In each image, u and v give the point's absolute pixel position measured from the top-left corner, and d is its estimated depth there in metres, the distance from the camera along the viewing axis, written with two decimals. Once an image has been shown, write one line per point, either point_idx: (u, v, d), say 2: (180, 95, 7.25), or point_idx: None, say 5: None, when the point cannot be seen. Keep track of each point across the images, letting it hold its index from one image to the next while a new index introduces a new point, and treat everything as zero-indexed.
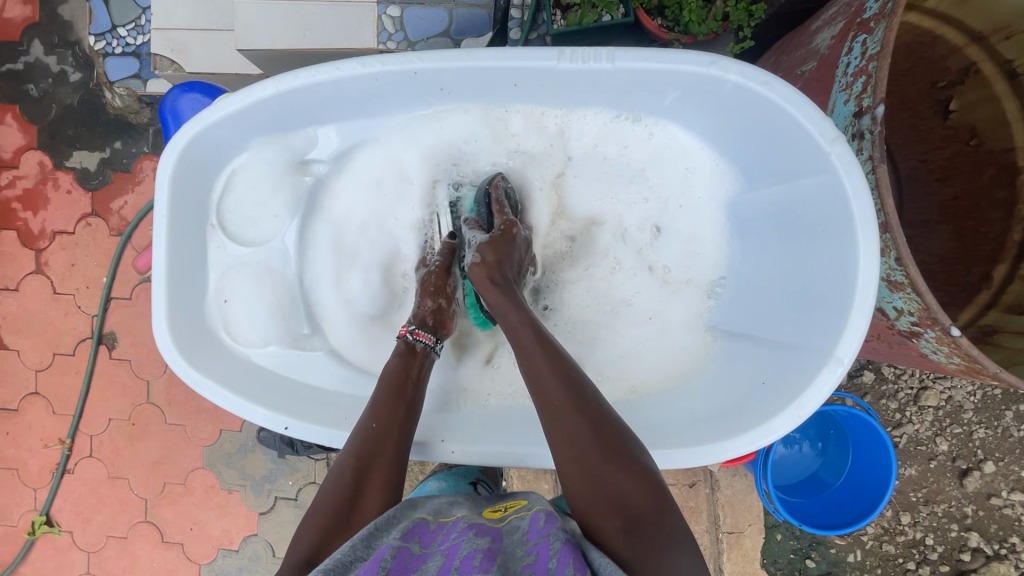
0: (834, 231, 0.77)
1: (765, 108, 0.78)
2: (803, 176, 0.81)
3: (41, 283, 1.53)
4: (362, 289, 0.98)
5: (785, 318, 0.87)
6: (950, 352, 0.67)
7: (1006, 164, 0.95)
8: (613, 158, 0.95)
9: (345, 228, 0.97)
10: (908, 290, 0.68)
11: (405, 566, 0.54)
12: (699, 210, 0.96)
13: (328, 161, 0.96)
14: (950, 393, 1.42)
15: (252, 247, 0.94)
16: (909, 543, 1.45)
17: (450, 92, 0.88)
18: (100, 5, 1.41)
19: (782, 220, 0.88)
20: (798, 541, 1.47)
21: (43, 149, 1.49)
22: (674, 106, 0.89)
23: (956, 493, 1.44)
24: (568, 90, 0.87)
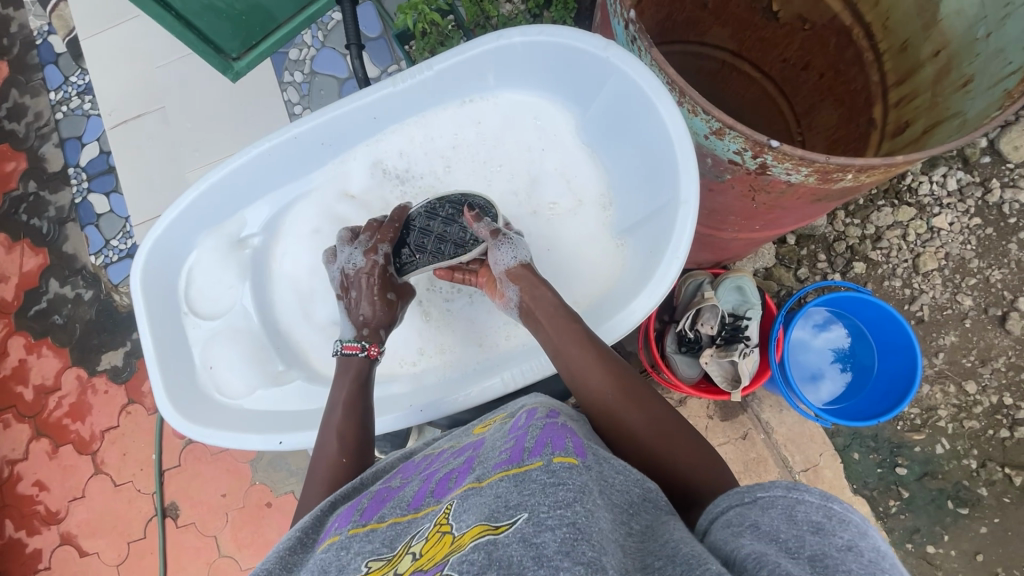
0: (642, 108, 0.86)
1: (555, 48, 0.93)
2: (605, 83, 0.93)
3: (103, 482, 1.66)
4: (324, 312, 1.09)
5: (646, 196, 0.95)
6: (795, 166, 0.62)
7: (840, 28, 1.08)
8: (476, 137, 1.08)
9: (296, 273, 1.09)
10: (728, 131, 0.64)
11: (379, 503, 0.70)
12: (558, 152, 1.07)
13: (261, 231, 1.08)
14: (944, 250, 1.42)
15: (218, 316, 1.05)
16: (990, 411, 1.38)
17: (335, 139, 1.04)
18: (94, 229, 1.68)
19: (614, 125, 0.99)
20: (878, 453, 1.39)
21: (78, 364, 1.70)
22: (500, 81, 1.04)
23: (1007, 342, 1.39)
24: (417, 103, 1.04)
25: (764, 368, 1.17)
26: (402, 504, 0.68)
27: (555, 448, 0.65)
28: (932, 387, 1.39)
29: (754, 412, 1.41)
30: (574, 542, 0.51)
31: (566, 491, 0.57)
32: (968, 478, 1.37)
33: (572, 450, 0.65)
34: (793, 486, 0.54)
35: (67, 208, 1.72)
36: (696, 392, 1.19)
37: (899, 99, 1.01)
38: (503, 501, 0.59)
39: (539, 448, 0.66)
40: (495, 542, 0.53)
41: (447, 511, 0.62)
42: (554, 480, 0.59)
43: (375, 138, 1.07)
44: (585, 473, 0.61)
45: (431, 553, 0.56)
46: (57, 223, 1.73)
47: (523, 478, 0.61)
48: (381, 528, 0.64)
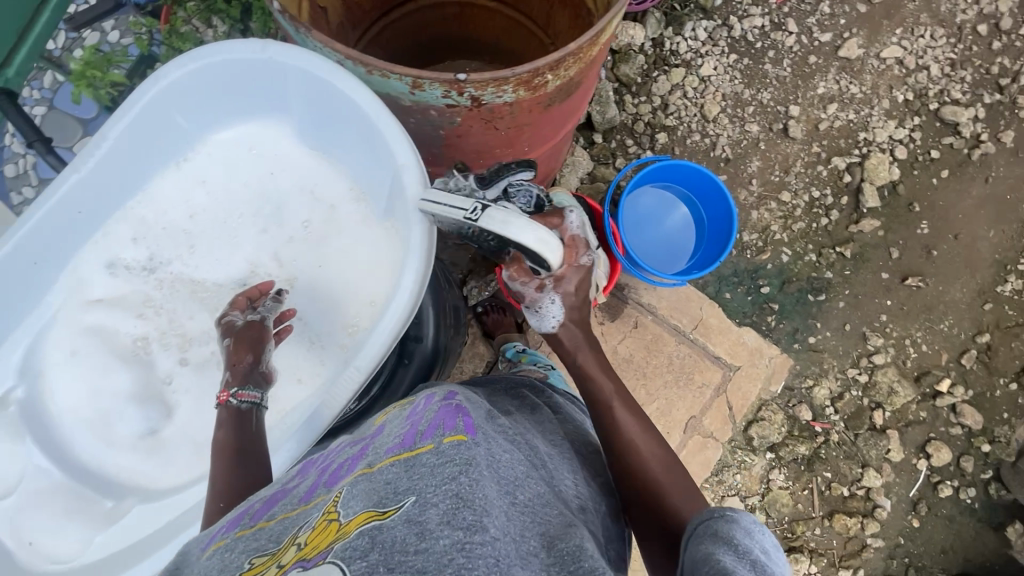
0: (323, 86, 0.84)
1: (220, 68, 0.92)
2: (287, 84, 0.93)
3: None
4: (132, 423, 0.95)
5: (380, 169, 0.90)
6: (495, 87, 0.64)
7: None
8: (205, 194, 1.02)
9: (79, 405, 0.95)
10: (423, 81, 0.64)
11: (275, 501, 0.66)
12: (291, 172, 1.02)
13: (17, 381, 0.93)
14: (720, 92, 1.57)
15: (11, 491, 0.90)
16: (808, 208, 1.57)
17: (48, 256, 0.93)
18: None
19: (322, 121, 0.96)
20: (742, 284, 1.56)
21: None
22: (196, 126, 0.99)
23: (796, 146, 1.58)
24: (121, 180, 0.96)
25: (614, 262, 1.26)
26: (298, 498, 0.65)
27: (446, 429, 0.64)
28: (758, 210, 1.56)
29: (635, 301, 1.51)
30: (458, 511, 0.52)
31: (453, 470, 0.57)
32: (815, 269, 1.57)
33: (461, 428, 0.65)
34: (728, 512, 0.63)
35: None
36: (569, 311, 1.25)
37: None
38: (392, 486, 0.57)
39: (431, 431, 0.65)
40: (378, 528, 0.52)
41: (333, 499, 0.60)
42: (444, 460, 0.59)
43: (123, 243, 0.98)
44: (474, 449, 0.61)
45: (315, 541, 0.55)
46: None
47: (413, 462, 0.60)
48: (269, 526, 0.61)
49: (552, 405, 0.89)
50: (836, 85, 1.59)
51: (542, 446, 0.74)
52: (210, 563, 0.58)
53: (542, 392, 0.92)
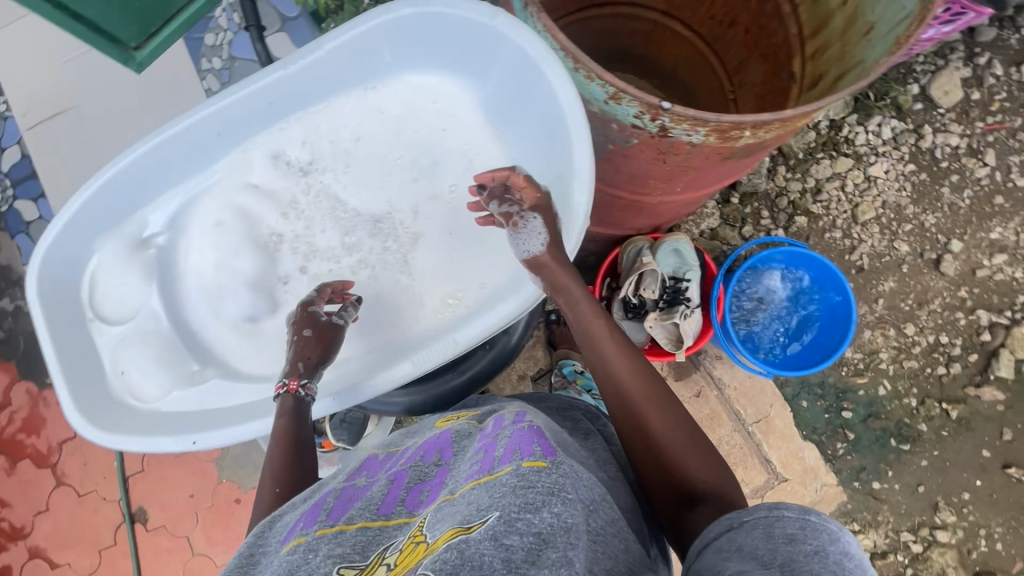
0: (532, 73, 0.80)
1: (440, 19, 0.88)
2: (495, 52, 0.88)
3: (65, 493, 1.64)
4: (239, 309, 1.01)
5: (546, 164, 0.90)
6: (695, 127, 0.62)
7: None
8: (380, 126, 1.02)
9: (206, 270, 1.01)
10: (624, 97, 0.62)
11: (347, 503, 0.64)
12: (462, 130, 1.01)
13: (163, 230, 1.00)
14: (881, 198, 1.45)
15: (122, 322, 0.96)
16: (928, 350, 1.44)
17: (227, 134, 0.96)
18: (24, 238, 1.61)
19: (512, 95, 0.92)
20: (825, 399, 1.45)
21: (26, 377, 1.66)
22: (396, 58, 0.97)
23: (942, 283, 1.44)
24: (304, 97, 0.97)
25: (707, 328, 1.20)
26: (370, 506, 0.63)
27: (525, 452, 0.60)
28: (873, 332, 1.44)
29: (706, 371, 1.45)
30: (543, 547, 0.49)
31: (536, 495, 0.53)
32: (909, 416, 1.43)
33: (540, 453, 0.60)
34: (808, 509, 0.52)
35: None
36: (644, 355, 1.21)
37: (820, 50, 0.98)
38: (474, 505, 0.54)
39: (508, 453, 0.61)
40: (463, 546, 0.49)
41: (419, 525, 0.57)
42: (526, 483, 0.55)
43: (240, 150, 1.00)
44: (556, 473, 0.56)
45: (403, 562, 0.52)
46: None
47: (492, 483, 0.57)
48: (349, 532, 0.58)
49: (604, 434, 0.84)
50: (1014, 236, 1.43)
51: (601, 474, 0.68)
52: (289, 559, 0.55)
53: (597, 420, 0.87)
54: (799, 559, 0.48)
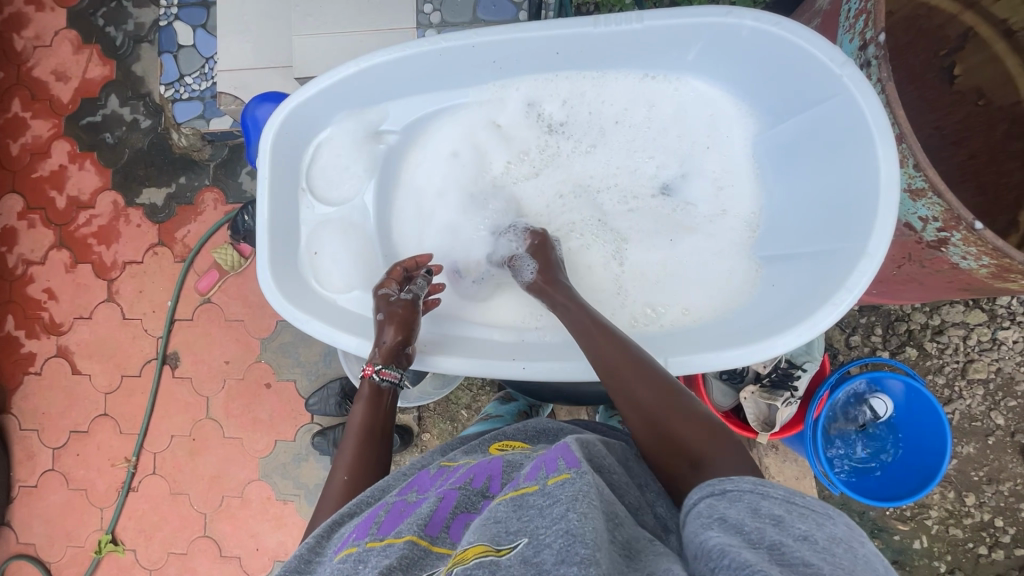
0: (856, 144, 0.75)
1: (775, 49, 0.80)
2: (813, 105, 0.82)
3: (112, 311, 1.66)
4: (435, 240, 1.04)
5: (811, 229, 0.86)
6: (978, 252, 0.63)
7: (1016, 118, 0.98)
8: (640, 118, 0.99)
9: (425, 189, 1.05)
10: (929, 195, 0.65)
11: (398, 517, 0.64)
12: (725, 155, 0.97)
13: (400, 131, 1.00)
14: (998, 365, 1.40)
15: (336, 205, 0.99)
16: (977, 527, 1.40)
17: (502, 65, 0.92)
18: (170, 59, 1.58)
19: (804, 148, 0.87)
20: (858, 529, 1.43)
21: (117, 189, 1.66)
22: (698, 60, 0.90)
23: (1020, 470, 1.40)
24: (592, 60, 0.91)
25: (796, 421, 1.17)
26: (418, 520, 0.62)
27: (550, 469, 0.60)
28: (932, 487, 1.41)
29: (757, 454, 1.44)
30: (572, 544, 0.48)
31: (559, 506, 0.53)
32: None
33: (565, 467, 0.60)
34: (761, 482, 0.55)
35: (147, 28, 1.65)
36: (723, 422, 1.19)
37: None
38: (504, 525, 0.55)
39: (536, 472, 0.62)
40: (494, 565, 0.50)
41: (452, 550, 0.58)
42: (549, 499, 0.55)
43: (500, 84, 0.97)
44: (581, 480, 0.56)
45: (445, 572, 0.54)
46: (133, 41, 1.66)
47: (520, 504, 0.57)
48: (397, 545, 0.58)
49: None
50: None
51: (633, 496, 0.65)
52: (340, 569, 0.57)
53: None
54: (763, 525, 0.50)
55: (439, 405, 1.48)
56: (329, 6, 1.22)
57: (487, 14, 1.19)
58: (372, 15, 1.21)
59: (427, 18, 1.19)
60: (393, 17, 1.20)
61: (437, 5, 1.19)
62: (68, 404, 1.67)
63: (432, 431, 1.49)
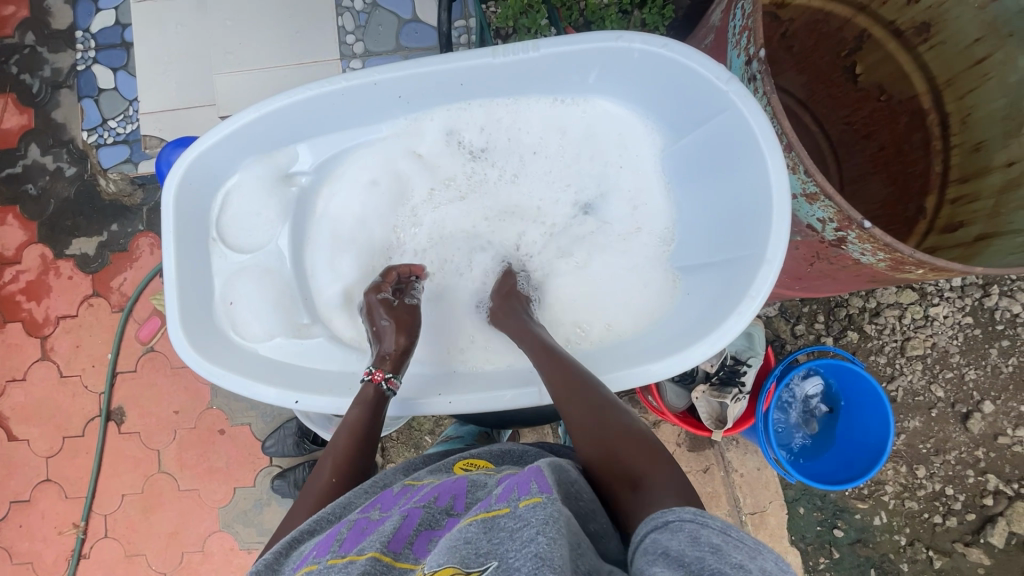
0: (746, 156, 0.79)
1: (667, 69, 0.83)
2: (705, 121, 0.85)
3: (48, 369, 1.57)
4: (357, 276, 1.02)
5: (717, 239, 0.89)
6: (875, 251, 0.63)
7: (915, 110, 1.03)
8: (553, 141, 1.00)
9: (345, 219, 1.02)
10: (821, 199, 0.63)
11: (359, 536, 0.61)
12: (636, 171, 0.99)
13: (312, 172, 0.99)
14: (933, 339, 1.47)
15: (250, 252, 0.97)
16: (930, 497, 1.46)
17: (407, 99, 0.93)
18: (91, 104, 1.55)
19: (705, 162, 0.90)
20: (821, 512, 1.47)
21: (44, 242, 1.59)
22: (598, 83, 0.93)
23: (963, 438, 1.46)
24: (499, 87, 0.92)
25: (748, 415, 1.20)
26: (381, 535, 0.59)
27: (522, 490, 0.58)
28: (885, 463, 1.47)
29: (719, 449, 1.46)
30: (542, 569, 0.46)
31: (530, 531, 0.51)
32: (894, 551, 1.46)
33: (536, 492, 0.57)
34: (699, 511, 0.53)
35: (64, 72, 1.58)
36: (678, 423, 1.21)
37: (957, 196, 0.97)
38: (473, 546, 0.52)
39: (507, 494, 0.59)
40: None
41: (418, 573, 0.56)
42: (522, 522, 0.52)
43: (411, 117, 0.98)
44: (553, 507, 0.54)
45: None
46: (50, 87, 1.59)
47: (491, 525, 0.55)
48: (357, 562, 0.55)
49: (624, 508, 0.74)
50: None
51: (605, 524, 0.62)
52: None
53: None
54: (704, 554, 0.47)
55: (401, 434, 1.45)
56: (250, 43, 1.22)
57: (410, 41, 1.20)
58: (295, 52, 1.21)
59: (350, 48, 1.20)
60: (317, 52, 1.20)
61: (359, 36, 1.20)
62: (6, 474, 1.57)
63: (397, 461, 1.46)
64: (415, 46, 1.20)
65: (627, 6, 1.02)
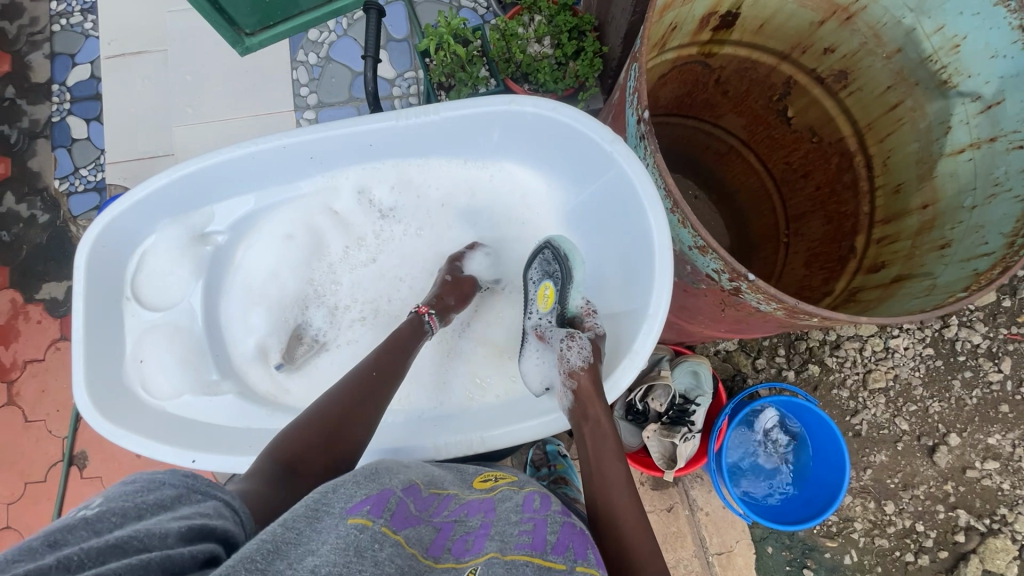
0: (632, 213, 0.84)
1: (563, 129, 0.89)
2: (598, 177, 0.91)
3: (13, 414, 1.58)
4: (265, 328, 1.05)
5: (617, 290, 0.93)
6: (766, 299, 0.62)
7: (843, 152, 1.05)
8: (463, 195, 1.07)
9: (257, 275, 1.06)
10: (709, 252, 0.62)
11: (406, 518, 0.60)
12: (540, 221, 1.07)
13: (227, 231, 1.02)
14: (894, 371, 1.46)
15: (161, 310, 0.97)
16: (901, 533, 1.43)
17: (320, 159, 0.97)
18: (65, 153, 1.60)
19: (600, 215, 0.96)
20: (790, 551, 1.43)
21: (15, 287, 1.61)
22: (502, 142, 0.99)
23: (931, 472, 1.44)
24: (415, 145, 0.98)
25: (700, 454, 1.20)
26: (420, 541, 0.59)
27: (577, 554, 0.60)
28: (854, 500, 1.44)
29: (683, 488, 1.44)
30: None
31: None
32: None
33: (592, 562, 0.60)
34: None
35: (41, 123, 1.64)
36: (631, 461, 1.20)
37: (883, 237, 0.97)
38: None
39: (561, 546, 0.60)
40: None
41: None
42: None
43: (328, 176, 1.02)
44: None
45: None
46: (27, 137, 1.64)
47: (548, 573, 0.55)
48: (406, 551, 0.55)
49: None
50: (1009, 447, 1.44)
51: None
52: (354, 537, 0.52)
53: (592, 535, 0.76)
54: None
55: None
56: (209, 98, 1.27)
57: (362, 92, 1.25)
58: (253, 104, 1.26)
59: (304, 100, 1.25)
60: (272, 104, 1.25)
61: (313, 88, 1.25)
62: None
63: None
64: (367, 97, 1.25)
65: (561, 57, 1.06)
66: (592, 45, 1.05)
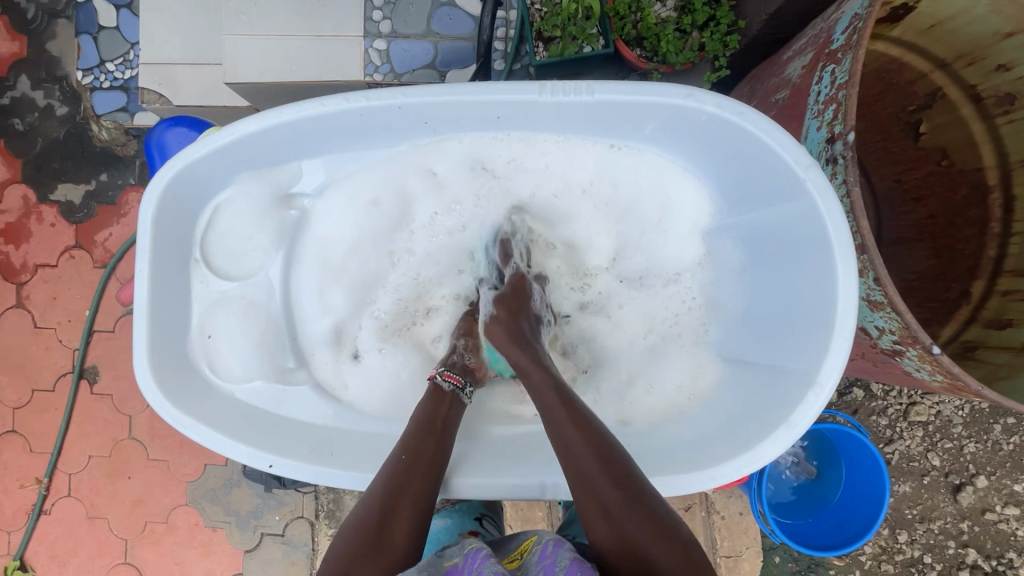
0: (813, 258, 0.80)
1: (741, 138, 0.82)
2: (777, 203, 0.84)
3: (21, 318, 1.50)
4: (342, 306, 1.00)
5: (767, 342, 0.91)
6: (933, 368, 0.70)
7: (977, 184, 0.97)
8: (592, 199, 0.98)
9: (336, 244, 0.99)
10: (887, 309, 0.71)
11: None
12: (666, 236, 0.98)
13: (311, 194, 0.97)
14: (938, 407, 1.43)
15: (235, 280, 0.95)
16: (908, 562, 1.44)
17: (434, 125, 0.90)
18: (89, 41, 1.42)
19: (766, 246, 0.91)
20: (796, 563, 1.45)
21: (28, 183, 1.49)
22: (654, 135, 0.90)
23: (950, 509, 1.44)
24: (547, 119, 0.89)
25: None
26: None
27: None
28: None
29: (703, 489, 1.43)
30: None
31: None
32: None
33: None
34: None
35: (64, 1, 1.45)
36: None
37: (1009, 289, 0.92)
38: None
39: None
40: None
41: None
42: None
43: (438, 137, 0.93)
44: None
45: None
46: (47, 15, 1.46)
47: None
48: None
49: None
50: None
51: None
52: None
53: None
54: None
55: None
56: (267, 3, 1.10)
57: (442, 27, 1.10)
58: (316, 21, 1.10)
59: (376, 26, 1.09)
60: (340, 25, 1.10)
61: (387, 13, 1.09)
62: None
63: None
64: (448, 33, 1.10)
65: (687, 25, 0.92)
66: (727, 18, 0.93)
